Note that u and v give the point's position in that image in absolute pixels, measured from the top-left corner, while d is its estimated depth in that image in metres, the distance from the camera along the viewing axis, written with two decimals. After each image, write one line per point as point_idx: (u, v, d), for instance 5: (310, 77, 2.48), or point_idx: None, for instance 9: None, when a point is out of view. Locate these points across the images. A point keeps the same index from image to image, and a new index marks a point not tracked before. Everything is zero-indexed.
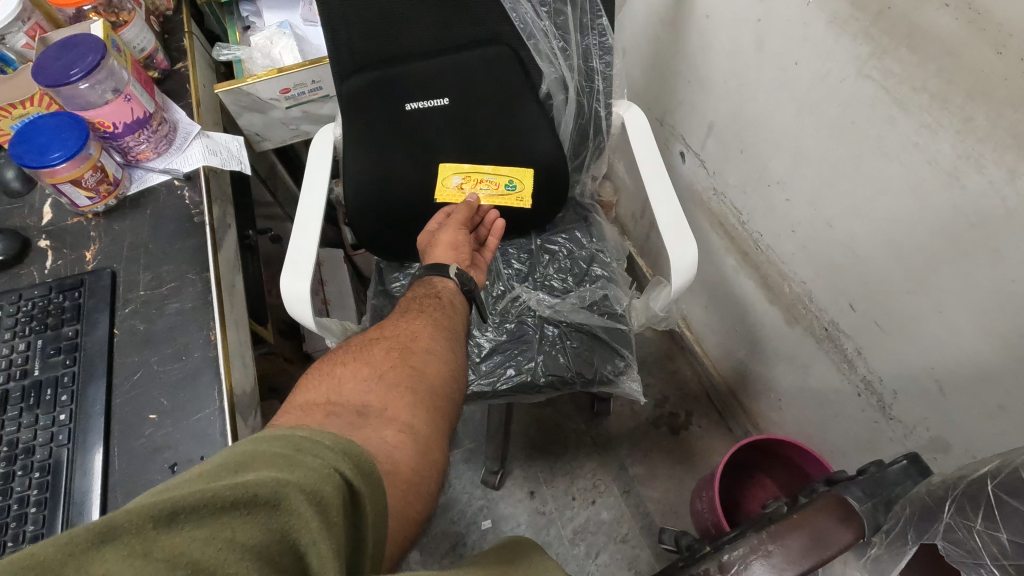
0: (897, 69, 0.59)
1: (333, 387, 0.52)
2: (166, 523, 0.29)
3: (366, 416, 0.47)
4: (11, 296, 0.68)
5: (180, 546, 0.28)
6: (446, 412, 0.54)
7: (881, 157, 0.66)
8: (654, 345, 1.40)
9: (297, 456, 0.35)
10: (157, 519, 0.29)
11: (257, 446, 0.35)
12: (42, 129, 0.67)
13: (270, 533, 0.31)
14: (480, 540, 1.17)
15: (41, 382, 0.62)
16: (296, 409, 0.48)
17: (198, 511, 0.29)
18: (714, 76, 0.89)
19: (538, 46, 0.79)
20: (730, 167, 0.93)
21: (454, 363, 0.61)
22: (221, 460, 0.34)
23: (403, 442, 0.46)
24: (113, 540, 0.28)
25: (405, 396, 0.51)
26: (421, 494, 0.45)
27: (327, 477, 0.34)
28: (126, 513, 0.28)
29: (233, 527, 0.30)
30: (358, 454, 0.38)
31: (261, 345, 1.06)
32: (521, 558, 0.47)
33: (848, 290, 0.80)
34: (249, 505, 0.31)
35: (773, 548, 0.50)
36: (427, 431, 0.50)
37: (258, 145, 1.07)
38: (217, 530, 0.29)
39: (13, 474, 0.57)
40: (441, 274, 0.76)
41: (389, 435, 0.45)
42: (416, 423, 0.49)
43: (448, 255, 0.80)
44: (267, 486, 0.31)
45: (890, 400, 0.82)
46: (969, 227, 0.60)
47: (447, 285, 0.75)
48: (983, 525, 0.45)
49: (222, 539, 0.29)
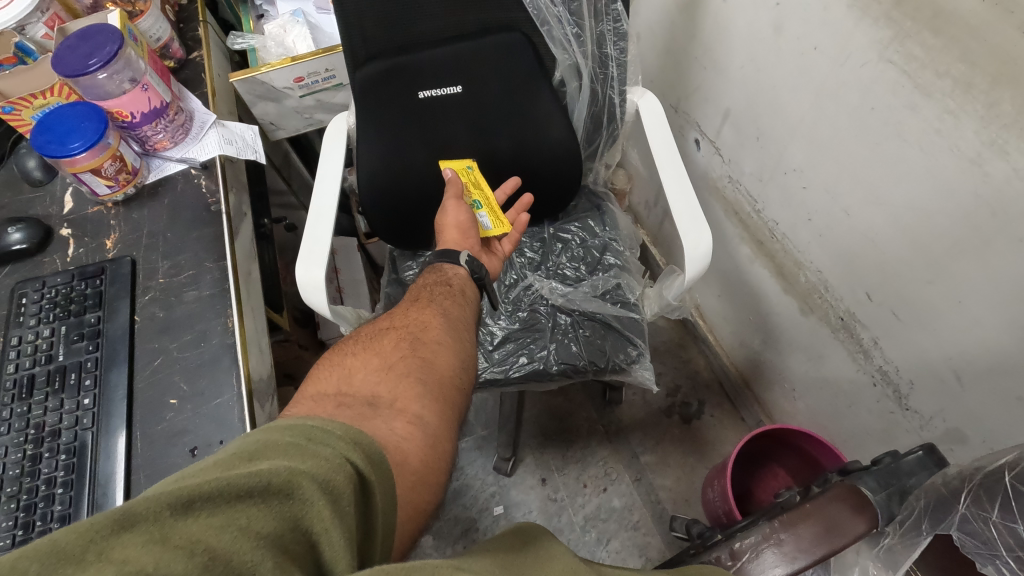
0: (920, 53, 0.58)
1: (344, 378, 0.52)
2: (182, 510, 0.29)
3: (375, 407, 0.47)
4: (36, 283, 0.69)
5: (196, 533, 0.29)
6: (455, 403, 0.55)
7: (902, 144, 0.64)
8: (666, 334, 1.40)
9: (308, 445, 0.35)
10: (173, 507, 0.29)
11: (270, 435, 0.35)
12: (63, 118, 0.68)
13: (284, 522, 0.31)
14: (492, 526, 1.18)
15: (66, 367, 0.63)
16: (308, 399, 0.48)
17: (213, 499, 0.30)
18: (731, 61, 0.87)
19: (551, 32, 0.78)
20: (746, 155, 0.92)
21: (463, 355, 0.61)
22: (234, 448, 0.34)
23: (412, 433, 0.46)
24: (132, 526, 0.28)
25: (414, 387, 0.52)
26: (430, 485, 0.45)
27: (338, 466, 0.34)
28: (143, 501, 0.29)
29: (247, 515, 0.30)
30: (368, 444, 0.38)
31: (277, 332, 1.08)
32: (532, 541, 0.46)
33: (864, 279, 0.79)
34: (263, 493, 0.31)
35: (785, 536, 0.51)
36: (436, 422, 0.50)
37: (273, 134, 1.08)
38: (233, 518, 0.30)
39: (40, 456, 0.59)
40: (451, 260, 0.77)
41: (398, 426, 0.46)
42: (425, 414, 0.50)
43: (454, 236, 0.80)
44: (280, 475, 0.32)
45: (906, 391, 0.81)
46: (991, 216, 0.59)
47: (458, 271, 0.76)
48: (999, 516, 0.45)
49: (237, 527, 0.30)
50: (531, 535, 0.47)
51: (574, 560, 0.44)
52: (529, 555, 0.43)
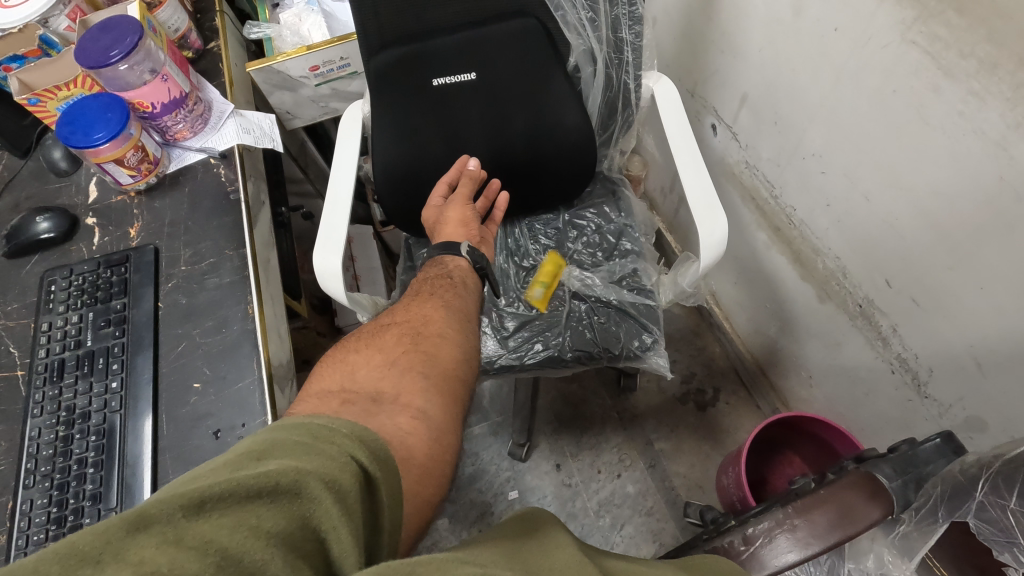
0: (944, 33, 0.57)
1: (348, 373, 0.53)
2: (194, 511, 0.30)
3: (380, 402, 0.48)
4: (64, 271, 0.71)
5: (209, 533, 0.30)
6: (460, 396, 0.55)
7: (924, 126, 0.63)
8: (682, 322, 1.39)
9: (315, 443, 0.35)
10: (186, 508, 0.30)
11: (277, 434, 0.36)
12: (87, 109, 0.69)
13: (292, 521, 0.32)
14: (507, 510, 1.20)
15: (94, 352, 0.66)
16: (313, 397, 0.49)
17: (223, 499, 0.31)
18: (748, 44, 0.86)
19: (566, 17, 0.79)
20: (763, 140, 0.91)
21: (467, 347, 0.62)
22: (244, 447, 0.35)
23: (417, 426, 0.47)
24: (146, 527, 0.29)
25: (418, 381, 0.52)
26: (435, 478, 0.46)
27: (344, 464, 0.35)
28: (157, 502, 0.30)
29: (256, 515, 0.31)
30: (374, 441, 0.38)
31: (295, 319, 1.10)
32: (535, 529, 0.47)
33: (883, 265, 0.78)
34: (271, 493, 0.32)
35: (799, 522, 0.51)
36: (441, 414, 0.51)
37: (289, 123, 1.09)
38: (243, 517, 0.31)
39: (72, 437, 0.61)
40: (452, 252, 0.78)
41: (403, 421, 0.47)
42: (429, 408, 0.50)
43: (459, 232, 0.81)
44: (287, 475, 0.32)
45: (925, 378, 0.80)
46: (1015, 200, 0.58)
47: (459, 263, 0.76)
48: (1018, 504, 0.47)
49: (247, 527, 0.30)
50: (534, 527, 0.47)
51: (580, 553, 0.43)
52: (534, 546, 0.43)
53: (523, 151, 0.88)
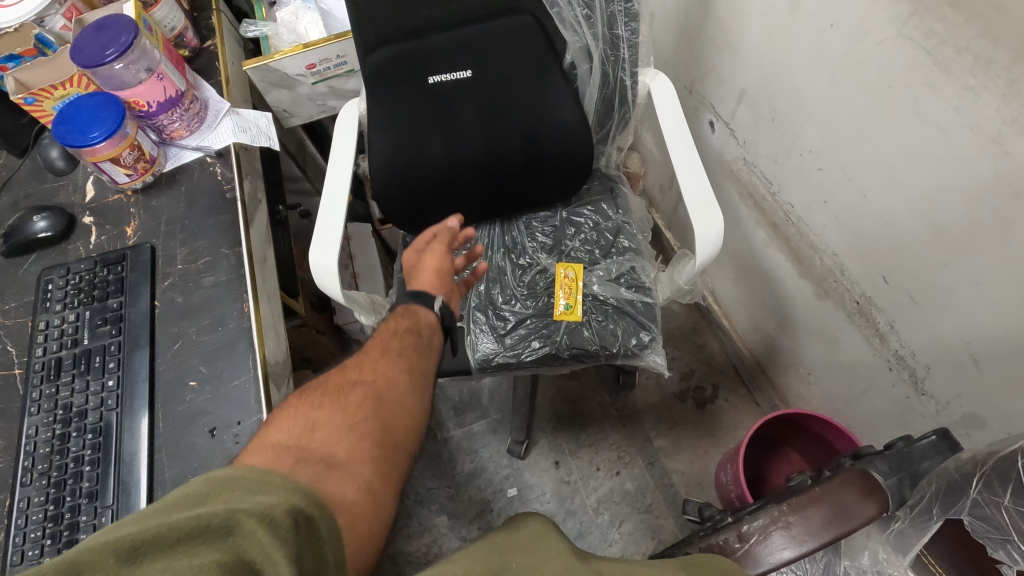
0: (939, 28, 0.57)
1: (305, 430, 0.48)
2: (129, 556, 0.33)
3: (332, 475, 0.44)
4: (61, 270, 0.72)
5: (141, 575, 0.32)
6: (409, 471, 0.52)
7: (920, 123, 0.63)
8: (681, 319, 1.39)
9: (250, 488, 0.38)
10: (120, 552, 0.33)
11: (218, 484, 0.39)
12: (83, 108, 0.69)
13: (222, 557, 0.34)
14: (506, 507, 1.20)
15: (91, 351, 0.66)
16: (263, 457, 0.44)
17: (157, 543, 0.34)
18: (745, 40, 0.85)
19: (561, 14, 0.79)
20: (761, 136, 0.90)
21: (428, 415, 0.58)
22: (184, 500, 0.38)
23: (361, 505, 0.44)
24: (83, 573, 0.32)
25: (375, 454, 0.48)
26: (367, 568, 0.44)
27: (276, 502, 0.37)
28: (96, 549, 0.33)
29: (187, 553, 0.34)
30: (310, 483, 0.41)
31: (294, 317, 1.10)
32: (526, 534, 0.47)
33: (881, 262, 0.78)
34: (202, 533, 0.34)
35: (794, 519, 0.51)
36: (389, 496, 0.47)
37: (286, 122, 1.09)
38: (175, 557, 0.33)
39: (69, 435, 0.61)
40: (427, 302, 0.72)
41: (352, 502, 0.43)
42: (380, 486, 0.47)
43: (432, 281, 0.78)
44: (220, 514, 0.35)
45: (923, 375, 0.79)
46: (1011, 196, 0.58)
47: (431, 319, 0.70)
48: (1012, 502, 0.46)
49: (177, 564, 0.33)
50: (522, 536, 0.47)
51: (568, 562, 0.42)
52: (521, 557, 0.43)
53: (519, 148, 0.88)
